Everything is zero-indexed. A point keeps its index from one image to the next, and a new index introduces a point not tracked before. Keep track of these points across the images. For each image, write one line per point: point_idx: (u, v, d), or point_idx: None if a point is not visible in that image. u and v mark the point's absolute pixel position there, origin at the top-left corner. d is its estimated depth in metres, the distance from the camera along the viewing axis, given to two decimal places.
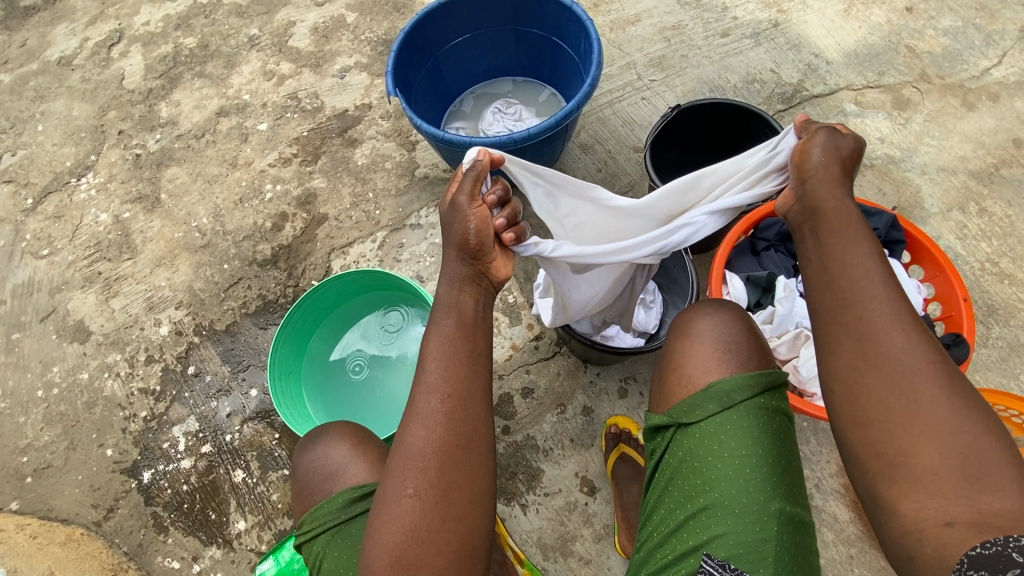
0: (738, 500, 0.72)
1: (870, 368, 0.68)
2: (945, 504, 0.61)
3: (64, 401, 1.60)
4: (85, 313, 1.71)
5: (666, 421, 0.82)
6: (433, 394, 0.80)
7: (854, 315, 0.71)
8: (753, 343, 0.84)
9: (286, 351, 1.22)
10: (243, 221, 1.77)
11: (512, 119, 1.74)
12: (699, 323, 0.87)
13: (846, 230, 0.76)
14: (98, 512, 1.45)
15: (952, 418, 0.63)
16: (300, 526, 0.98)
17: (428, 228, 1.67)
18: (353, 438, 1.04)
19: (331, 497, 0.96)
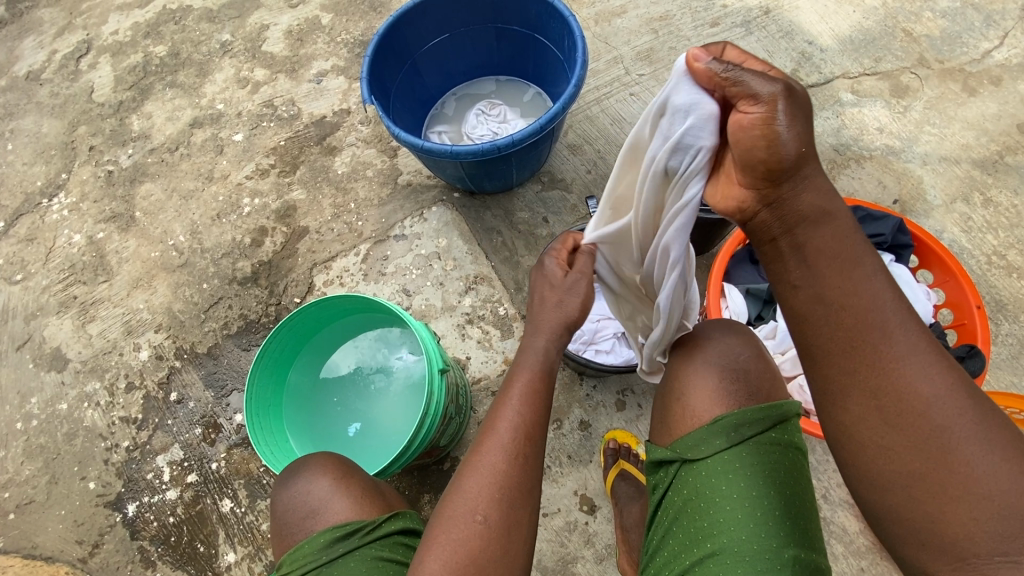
0: (749, 546, 0.71)
1: (888, 427, 0.64)
2: (979, 561, 0.59)
3: (44, 433, 1.54)
4: (62, 339, 1.65)
5: (671, 456, 0.81)
6: (510, 430, 0.79)
7: (871, 356, 0.65)
8: (760, 368, 0.84)
9: (265, 384, 1.17)
10: (222, 237, 1.71)
11: (496, 121, 1.67)
12: (706, 349, 0.86)
13: (843, 258, 0.66)
14: (83, 548, 1.40)
15: (984, 466, 0.60)
16: (280, 567, 0.93)
17: (414, 238, 1.61)
18: (335, 472, 0.98)
19: (312, 538, 0.92)
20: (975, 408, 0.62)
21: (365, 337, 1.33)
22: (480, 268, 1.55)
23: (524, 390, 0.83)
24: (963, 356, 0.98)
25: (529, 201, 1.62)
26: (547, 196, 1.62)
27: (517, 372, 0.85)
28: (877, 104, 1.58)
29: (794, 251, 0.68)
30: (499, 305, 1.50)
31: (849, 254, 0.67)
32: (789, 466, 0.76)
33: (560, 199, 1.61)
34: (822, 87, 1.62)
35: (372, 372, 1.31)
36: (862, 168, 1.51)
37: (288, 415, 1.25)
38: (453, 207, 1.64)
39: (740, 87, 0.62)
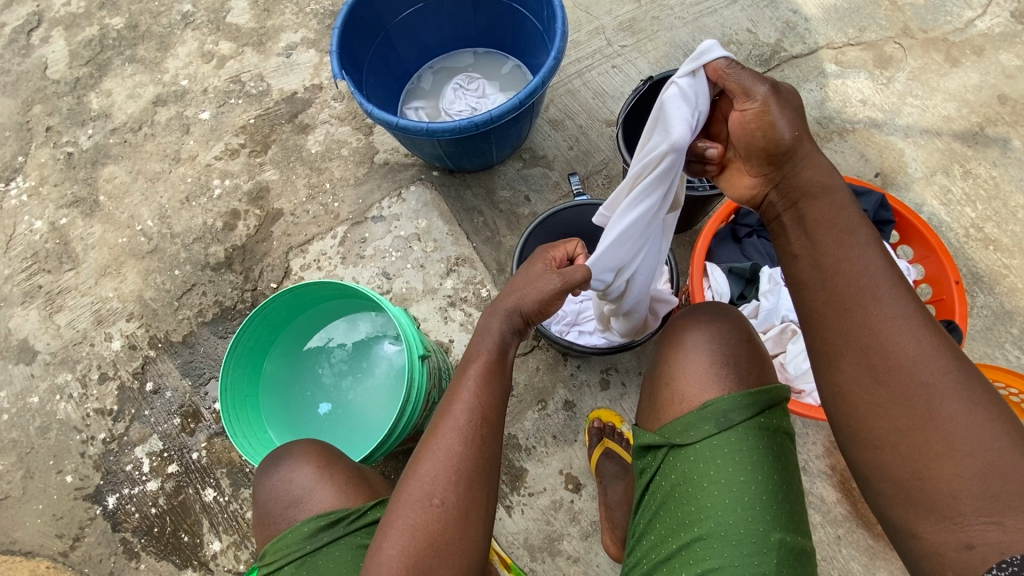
0: (736, 531, 0.71)
1: (879, 382, 0.65)
2: (967, 523, 0.58)
3: (15, 428, 1.50)
4: (29, 331, 1.59)
5: (659, 441, 0.82)
6: (459, 424, 0.77)
7: (858, 318, 0.67)
8: (748, 352, 0.83)
9: (240, 375, 1.14)
10: (192, 221, 1.64)
11: (475, 96, 1.62)
12: (694, 333, 0.86)
13: (834, 220, 0.72)
14: (64, 542, 1.38)
15: (966, 415, 0.60)
16: (263, 558, 0.92)
17: (393, 219, 1.57)
18: (318, 459, 0.97)
19: (295, 528, 0.90)
20: (972, 374, 0.63)
21: (338, 324, 1.31)
22: (462, 250, 1.51)
23: (478, 376, 0.81)
24: (941, 332, 1.00)
25: (510, 178, 1.58)
26: (528, 173, 1.58)
27: (472, 355, 0.83)
28: (861, 76, 1.56)
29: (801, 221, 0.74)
30: (482, 287, 1.48)
31: (839, 215, 0.72)
32: (776, 451, 0.76)
33: (541, 176, 1.58)
34: (806, 59, 1.60)
35: (348, 362, 1.29)
36: (845, 142, 1.49)
37: (267, 405, 1.23)
38: (433, 186, 1.59)
39: (738, 84, 0.76)
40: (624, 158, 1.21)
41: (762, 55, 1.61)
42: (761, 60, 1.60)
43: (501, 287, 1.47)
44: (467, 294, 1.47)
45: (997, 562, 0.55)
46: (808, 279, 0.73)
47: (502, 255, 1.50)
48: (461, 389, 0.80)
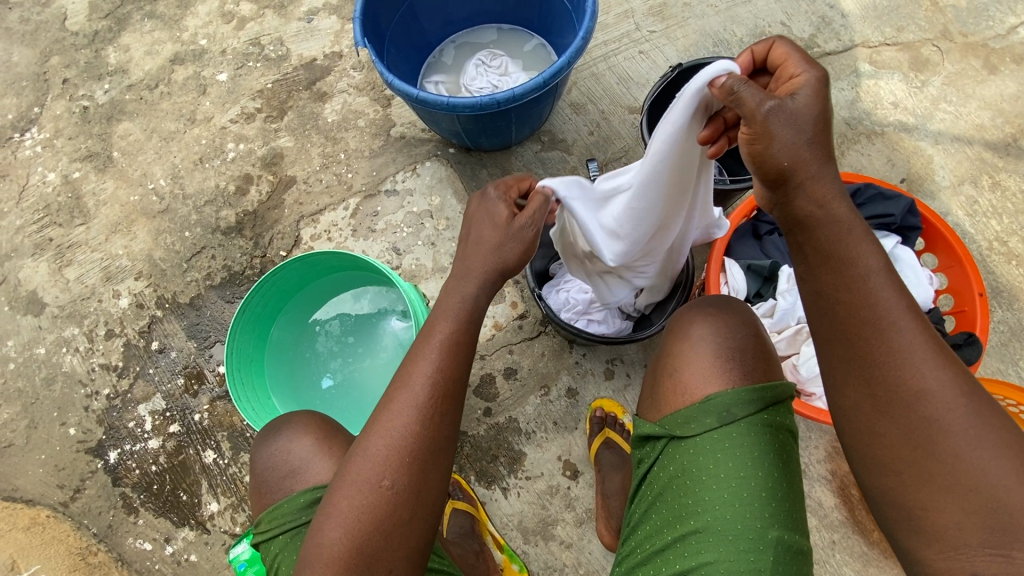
0: (732, 526, 0.71)
1: (880, 411, 0.65)
2: (968, 554, 0.59)
3: (22, 377, 1.51)
4: (39, 283, 1.59)
5: (659, 432, 0.81)
6: (420, 386, 0.76)
7: (861, 346, 0.66)
8: (752, 347, 0.82)
9: (245, 339, 1.14)
10: (205, 183, 1.63)
11: (497, 73, 1.58)
12: (695, 327, 0.85)
13: (839, 239, 0.69)
14: (64, 493, 1.39)
15: (982, 452, 0.60)
16: (257, 525, 0.93)
17: (406, 194, 1.54)
18: (316, 431, 0.97)
19: (290, 498, 0.91)
20: (976, 398, 0.62)
21: (341, 297, 1.30)
22: None
23: (441, 349, 0.78)
24: (960, 344, 0.98)
25: (527, 160, 1.56)
26: (546, 157, 1.56)
27: (439, 320, 0.80)
28: (894, 77, 1.52)
29: (804, 249, 0.71)
30: None
31: (852, 245, 0.68)
32: (777, 449, 0.75)
33: (559, 160, 1.56)
34: (840, 56, 1.55)
35: (350, 336, 1.28)
36: (872, 145, 1.46)
37: (269, 372, 1.23)
38: (448, 162, 1.56)
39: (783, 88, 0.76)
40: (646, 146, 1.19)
41: None
42: None
43: None
44: None
45: None
46: (811, 303, 0.71)
47: None
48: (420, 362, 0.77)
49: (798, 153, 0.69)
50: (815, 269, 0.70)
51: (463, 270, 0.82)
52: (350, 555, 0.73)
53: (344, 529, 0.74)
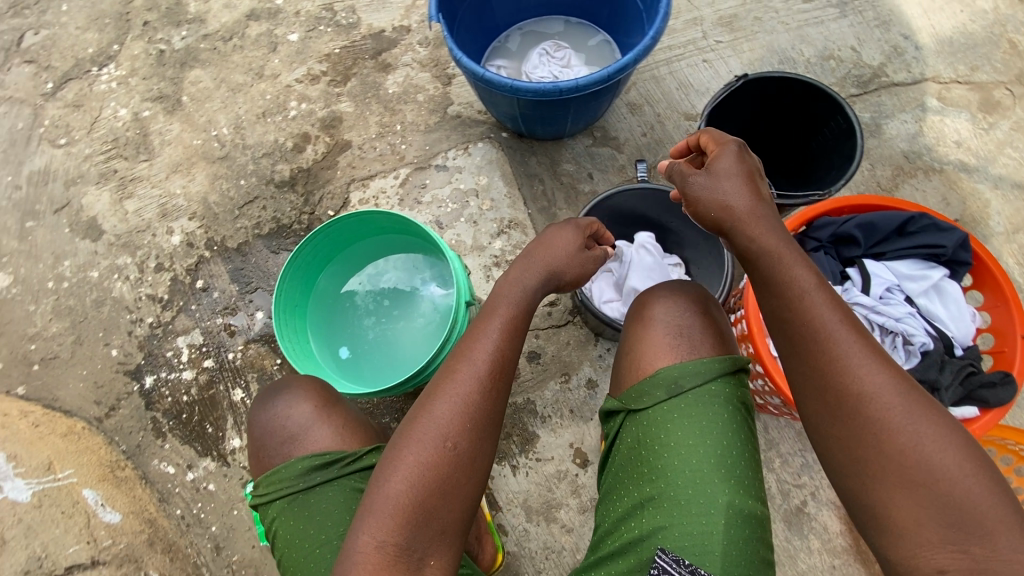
0: (683, 492, 0.80)
1: (840, 421, 0.71)
2: (934, 550, 0.64)
3: (74, 296, 1.59)
4: (100, 210, 1.67)
5: (617, 407, 0.91)
6: (478, 364, 0.83)
7: (815, 361, 0.73)
8: (704, 323, 0.92)
9: (295, 280, 1.19)
10: (264, 137, 1.70)
11: (559, 64, 1.60)
12: (656, 308, 0.94)
13: (784, 265, 0.77)
14: (100, 409, 1.46)
15: (933, 451, 0.66)
16: (255, 488, 1.01)
17: (455, 171, 1.57)
18: (315, 400, 1.05)
19: (289, 463, 0.99)
20: (926, 402, 0.69)
21: (389, 259, 1.35)
22: (516, 214, 1.52)
23: (501, 329, 0.87)
24: (996, 383, 0.97)
25: (577, 153, 1.59)
26: (596, 152, 1.58)
27: (496, 308, 0.89)
28: (961, 116, 1.49)
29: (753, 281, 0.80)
30: None
31: (793, 268, 0.76)
32: (731, 423, 0.84)
33: (609, 157, 1.58)
34: (908, 88, 1.53)
35: (390, 297, 1.32)
36: (929, 181, 1.44)
37: (308, 317, 1.28)
38: (499, 146, 1.60)
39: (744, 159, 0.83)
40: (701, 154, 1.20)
41: (862, 76, 1.55)
42: (859, 81, 1.55)
43: None
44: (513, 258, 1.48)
45: None
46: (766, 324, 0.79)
47: None
48: (485, 332, 0.86)
49: (726, 202, 0.80)
50: (765, 292, 0.78)
51: (525, 262, 0.94)
52: (404, 517, 0.75)
53: (410, 482, 0.76)
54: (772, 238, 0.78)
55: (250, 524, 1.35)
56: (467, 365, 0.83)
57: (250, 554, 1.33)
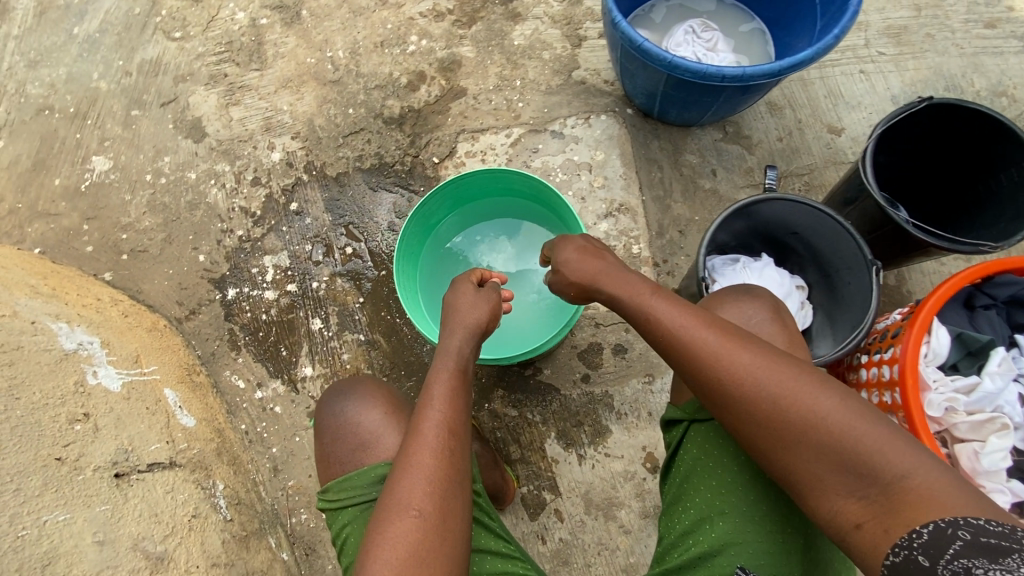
0: (754, 505, 0.82)
1: (751, 428, 0.74)
2: (866, 522, 0.66)
3: (169, 194, 1.58)
4: (204, 112, 1.64)
5: (680, 418, 0.92)
6: (435, 431, 0.80)
7: (705, 378, 0.79)
8: (772, 330, 0.94)
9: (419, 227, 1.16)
10: (379, 67, 1.62)
11: (705, 46, 1.48)
12: (720, 314, 0.97)
13: (668, 308, 0.86)
14: (182, 310, 1.48)
15: (848, 423, 0.69)
16: (325, 494, 0.91)
17: (571, 140, 1.49)
18: (387, 404, 0.95)
19: (361, 472, 0.89)
20: (788, 376, 0.74)
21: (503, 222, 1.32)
22: (628, 198, 1.43)
23: (445, 388, 0.86)
24: None
25: (703, 146, 1.48)
26: (724, 148, 1.48)
27: (436, 372, 0.88)
28: None
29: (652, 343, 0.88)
30: (635, 244, 1.39)
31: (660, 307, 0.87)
32: None
33: (736, 156, 1.47)
34: None
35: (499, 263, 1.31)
36: None
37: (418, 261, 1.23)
38: (623, 122, 1.50)
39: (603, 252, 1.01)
40: (861, 169, 1.11)
41: None
42: None
43: (655, 251, 1.39)
44: (618, 243, 1.39)
45: (892, 552, 0.63)
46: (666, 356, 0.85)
47: (666, 219, 1.42)
48: (430, 403, 0.83)
49: (590, 274, 0.98)
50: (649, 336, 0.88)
51: (448, 327, 0.95)
52: None
53: (390, 559, 0.71)
54: (664, 301, 0.88)
55: (310, 453, 1.36)
56: (420, 440, 0.80)
57: (306, 482, 1.34)
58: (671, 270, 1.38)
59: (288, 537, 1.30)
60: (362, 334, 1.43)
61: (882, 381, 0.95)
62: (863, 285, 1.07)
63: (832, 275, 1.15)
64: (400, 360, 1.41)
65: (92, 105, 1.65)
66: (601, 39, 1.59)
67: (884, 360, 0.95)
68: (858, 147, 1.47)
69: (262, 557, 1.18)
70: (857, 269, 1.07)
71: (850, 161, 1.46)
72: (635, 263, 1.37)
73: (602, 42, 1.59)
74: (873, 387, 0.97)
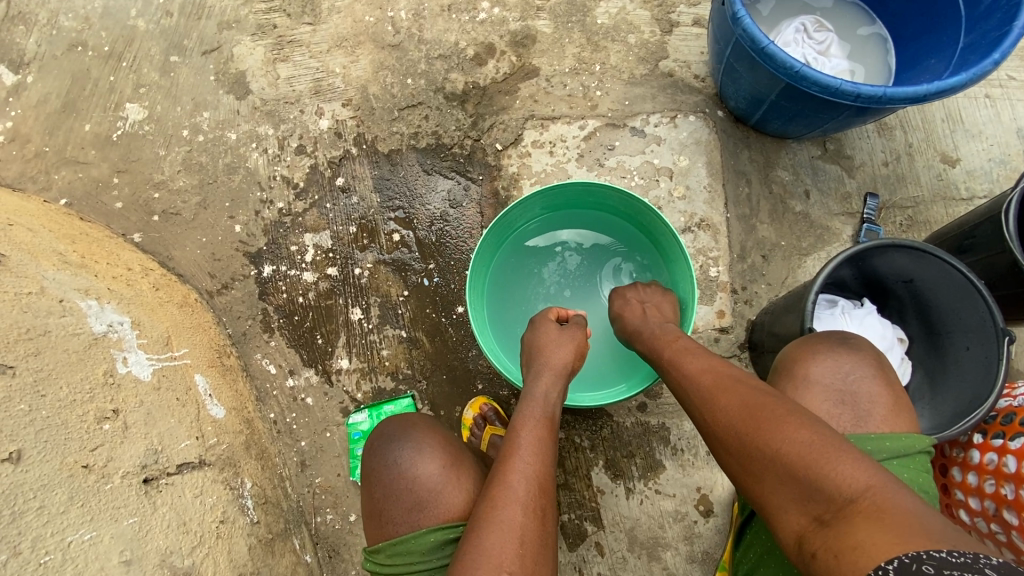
0: None
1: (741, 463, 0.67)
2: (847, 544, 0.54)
3: (206, 154, 1.45)
4: (249, 66, 1.48)
5: None
6: (524, 484, 0.76)
7: (703, 414, 0.74)
8: (874, 391, 0.80)
9: (505, 225, 1.10)
10: (444, 34, 1.46)
11: (818, 49, 1.30)
12: (811, 366, 0.83)
13: (686, 352, 0.84)
14: (213, 283, 1.37)
15: (817, 445, 0.61)
16: (375, 553, 0.89)
17: (652, 141, 1.35)
18: (444, 457, 0.92)
19: (418, 535, 0.85)
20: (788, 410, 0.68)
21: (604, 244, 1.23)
22: (711, 213, 1.30)
23: (530, 441, 0.82)
24: None
25: (798, 162, 1.33)
26: (821, 167, 1.33)
27: (523, 424, 0.85)
28: None
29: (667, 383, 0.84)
30: (712, 266, 1.28)
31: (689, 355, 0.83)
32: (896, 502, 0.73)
33: (834, 177, 1.32)
34: None
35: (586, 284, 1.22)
36: None
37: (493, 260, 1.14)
38: (712, 126, 1.35)
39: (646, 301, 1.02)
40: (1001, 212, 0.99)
41: None
42: None
43: (732, 276, 1.28)
44: (693, 263, 1.27)
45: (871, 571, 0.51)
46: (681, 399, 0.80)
47: (749, 242, 1.29)
48: (519, 449, 0.80)
49: (631, 327, 0.99)
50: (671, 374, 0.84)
51: (538, 371, 0.92)
52: None
53: None
54: (680, 344, 0.87)
55: (340, 452, 1.28)
56: (506, 493, 0.75)
57: (334, 482, 1.27)
58: (749, 299, 1.27)
59: (311, 537, 1.24)
60: (404, 331, 1.33)
61: (1002, 472, 0.85)
62: (986, 354, 0.94)
63: (942, 334, 1.02)
64: (443, 363, 1.32)
65: (128, 45, 1.50)
66: (696, 26, 1.41)
67: (1011, 451, 0.85)
68: (973, 182, 1.31)
69: (286, 562, 1.11)
70: (982, 335, 0.95)
71: (962, 197, 1.30)
72: (710, 288, 1.27)
73: (696, 31, 1.41)
74: (987, 473, 0.88)
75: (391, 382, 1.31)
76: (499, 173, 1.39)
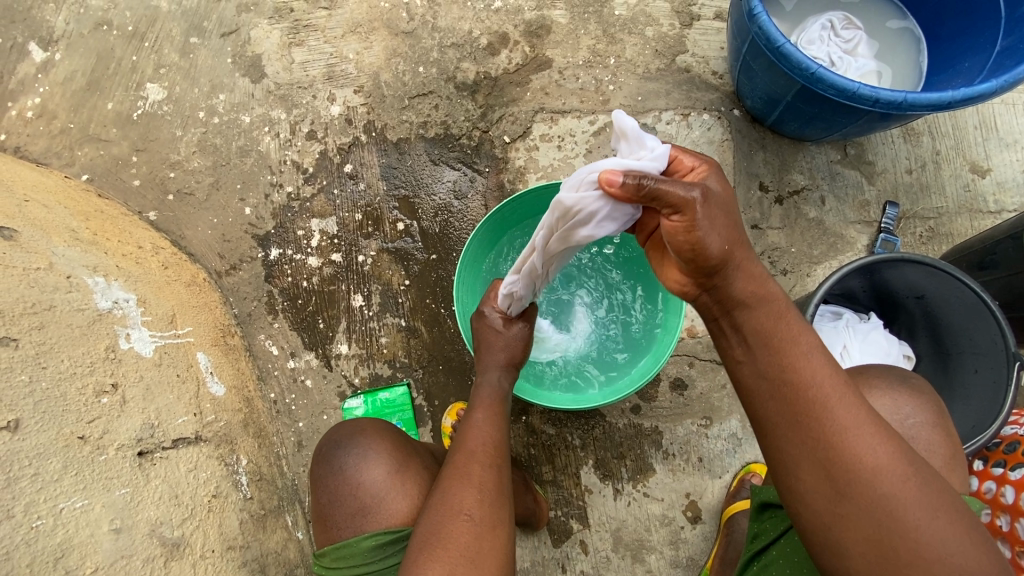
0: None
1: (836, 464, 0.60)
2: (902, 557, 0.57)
3: (220, 136, 1.47)
4: (266, 50, 1.50)
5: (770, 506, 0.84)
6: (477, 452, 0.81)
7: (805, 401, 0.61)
8: (935, 439, 0.76)
9: (501, 219, 1.12)
10: (458, 22, 1.44)
11: (843, 48, 1.24)
12: (866, 400, 0.79)
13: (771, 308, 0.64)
14: (222, 264, 1.41)
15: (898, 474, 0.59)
16: (321, 554, 0.90)
17: (664, 138, 1.32)
18: (389, 462, 0.92)
19: (357, 540, 0.87)
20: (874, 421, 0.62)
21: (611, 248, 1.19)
22: None
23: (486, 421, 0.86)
24: None
25: (815, 166, 1.28)
26: (839, 172, 1.27)
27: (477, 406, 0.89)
28: None
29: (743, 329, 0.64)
30: None
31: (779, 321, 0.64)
32: None
33: (852, 184, 1.27)
34: None
35: (573, 294, 1.20)
36: None
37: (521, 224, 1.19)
38: (726, 125, 1.31)
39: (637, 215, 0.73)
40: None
41: None
42: None
43: None
44: None
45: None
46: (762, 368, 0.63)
47: (758, 246, 1.26)
48: (476, 423, 0.85)
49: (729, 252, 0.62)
50: (756, 346, 0.63)
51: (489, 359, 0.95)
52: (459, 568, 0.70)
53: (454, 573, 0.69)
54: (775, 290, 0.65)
55: None
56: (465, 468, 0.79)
57: None
58: None
59: (304, 515, 1.28)
60: (403, 320, 1.34)
61: (999, 502, 0.82)
62: (995, 378, 0.90)
63: (952, 354, 0.98)
64: (440, 354, 1.33)
65: (151, 25, 1.53)
66: (717, 20, 1.36)
67: (1009, 481, 0.82)
68: (1002, 195, 1.24)
69: (277, 538, 1.15)
70: (992, 358, 0.90)
71: (989, 210, 1.24)
72: None
73: (717, 25, 1.37)
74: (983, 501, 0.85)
75: (388, 369, 1.33)
76: (506, 166, 1.38)
